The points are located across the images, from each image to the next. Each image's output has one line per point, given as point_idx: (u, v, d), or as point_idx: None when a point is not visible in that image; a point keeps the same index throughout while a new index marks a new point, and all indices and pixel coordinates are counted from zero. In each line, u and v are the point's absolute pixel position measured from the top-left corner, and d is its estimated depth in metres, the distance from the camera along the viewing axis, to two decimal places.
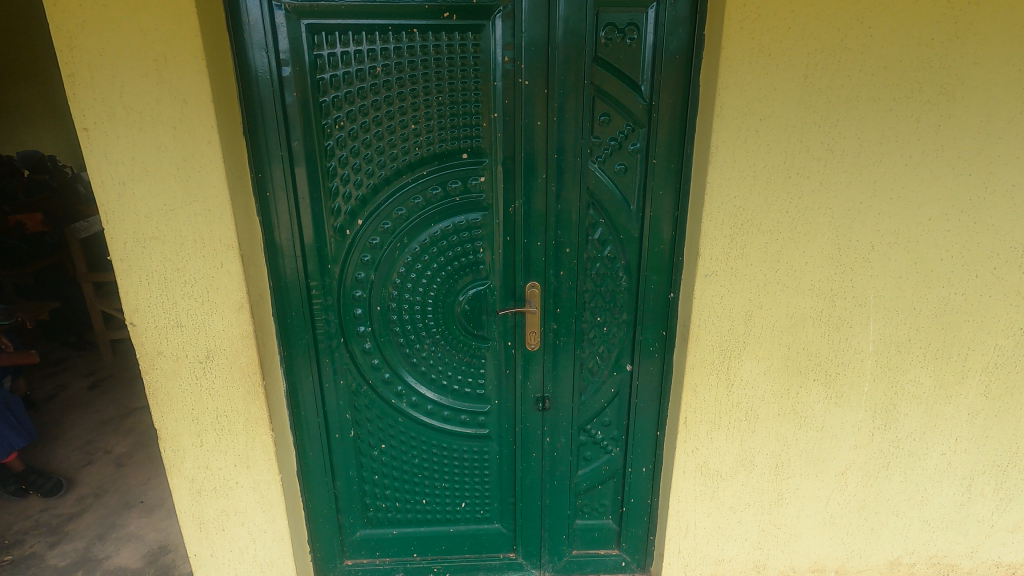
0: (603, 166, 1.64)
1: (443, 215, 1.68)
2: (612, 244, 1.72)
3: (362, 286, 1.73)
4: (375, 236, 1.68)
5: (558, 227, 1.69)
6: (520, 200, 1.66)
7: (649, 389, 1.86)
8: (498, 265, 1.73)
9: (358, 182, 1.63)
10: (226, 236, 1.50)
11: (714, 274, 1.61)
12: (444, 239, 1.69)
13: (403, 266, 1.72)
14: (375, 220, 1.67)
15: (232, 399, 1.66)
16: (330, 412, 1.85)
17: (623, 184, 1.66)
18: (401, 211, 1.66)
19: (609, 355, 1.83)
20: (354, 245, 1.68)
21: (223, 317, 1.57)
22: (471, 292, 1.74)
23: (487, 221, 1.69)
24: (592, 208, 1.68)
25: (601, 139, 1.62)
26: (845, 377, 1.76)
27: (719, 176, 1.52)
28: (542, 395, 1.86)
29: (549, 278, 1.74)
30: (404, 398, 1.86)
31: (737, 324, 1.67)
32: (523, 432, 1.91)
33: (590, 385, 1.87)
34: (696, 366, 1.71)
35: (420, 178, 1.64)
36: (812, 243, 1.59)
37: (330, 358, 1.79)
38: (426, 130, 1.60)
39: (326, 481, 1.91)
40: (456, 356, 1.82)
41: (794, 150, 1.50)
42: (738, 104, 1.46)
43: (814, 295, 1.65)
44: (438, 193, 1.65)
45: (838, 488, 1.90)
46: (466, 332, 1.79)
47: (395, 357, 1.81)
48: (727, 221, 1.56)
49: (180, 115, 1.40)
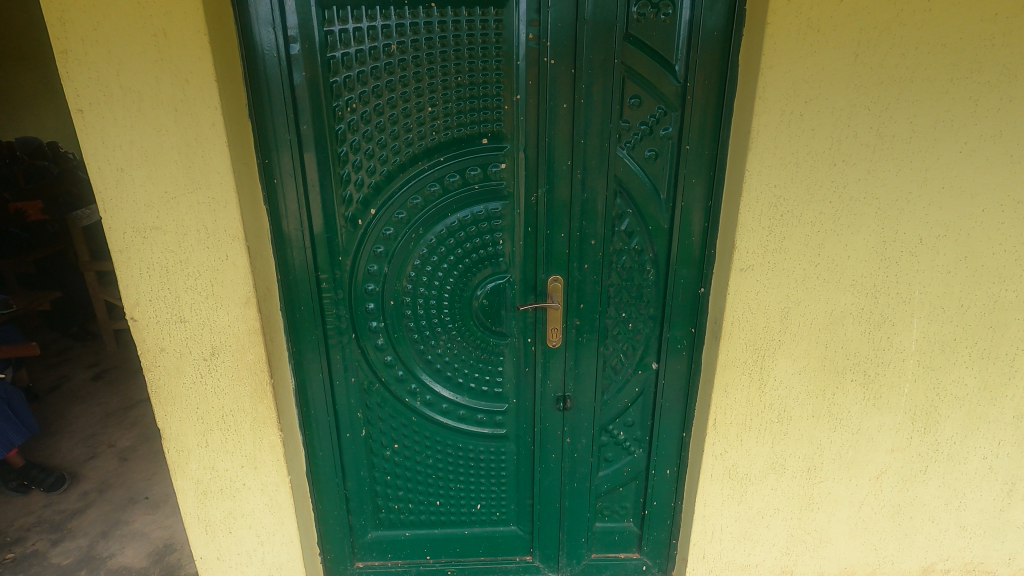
0: (632, 152, 1.54)
1: (461, 204, 1.58)
2: (640, 236, 1.62)
3: (375, 280, 1.63)
4: (389, 227, 1.58)
5: (583, 218, 1.59)
6: (543, 189, 1.56)
7: (675, 389, 1.77)
8: (519, 257, 1.63)
9: (371, 169, 1.53)
10: (231, 226, 1.41)
11: (750, 267, 1.51)
12: (462, 230, 1.60)
13: (418, 259, 1.62)
14: (389, 209, 1.57)
15: (238, 398, 1.57)
16: (341, 410, 1.77)
17: (653, 171, 1.56)
18: (417, 200, 1.57)
19: (633, 353, 1.74)
20: (367, 237, 1.59)
21: (229, 313, 1.48)
22: (489, 285, 1.65)
23: (508, 211, 1.58)
24: (620, 197, 1.58)
25: (631, 124, 1.52)
26: (885, 377, 1.66)
27: (759, 163, 1.41)
28: (562, 394, 1.77)
29: (573, 271, 1.64)
30: (418, 397, 1.78)
31: (773, 322, 1.57)
32: (543, 432, 1.82)
33: (613, 384, 1.78)
34: (727, 365, 1.62)
35: (437, 165, 1.54)
36: (856, 235, 1.49)
37: (341, 355, 1.71)
38: (443, 114, 1.50)
39: (337, 481, 1.84)
40: (473, 354, 1.73)
41: (841, 135, 1.39)
42: (782, 85, 1.35)
43: (856, 291, 1.55)
44: (456, 180, 1.55)
45: (871, 493, 1.81)
46: (484, 328, 1.70)
47: (409, 354, 1.72)
48: (766, 212, 1.46)
49: (181, 95, 1.30)
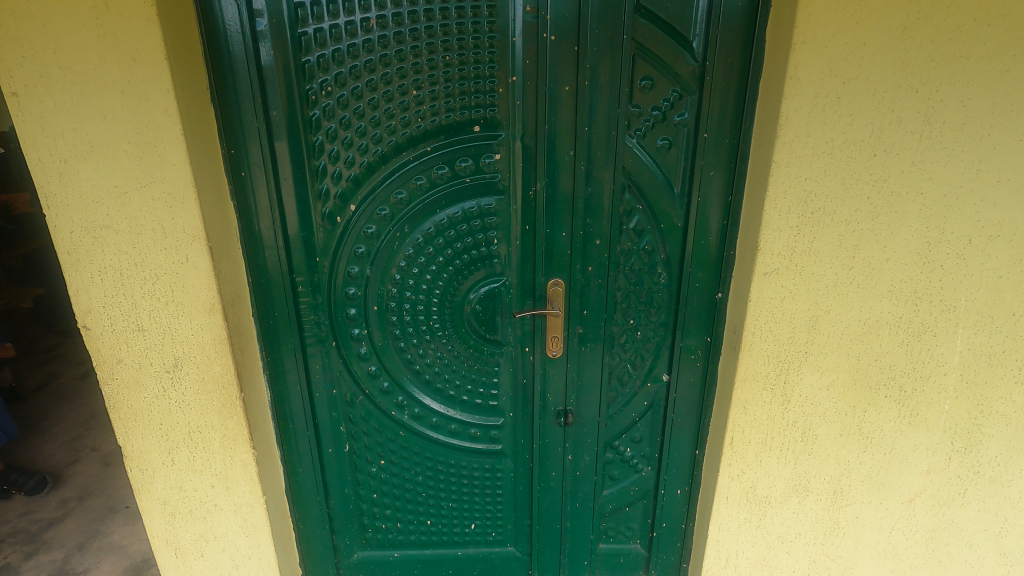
0: (642, 141, 1.37)
1: (450, 200, 1.41)
2: (651, 235, 1.45)
3: (357, 283, 1.48)
4: (371, 225, 1.42)
5: (587, 214, 1.42)
6: (542, 183, 1.40)
7: (688, 403, 1.61)
8: (515, 259, 1.47)
9: (350, 160, 1.36)
10: (190, 225, 1.25)
11: (775, 272, 1.34)
12: (451, 227, 1.44)
13: (403, 260, 1.46)
14: (370, 205, 1.41)
15: (206, 413, 1.43)
16: (322, 424, 1.63)
17: (666, 163, 1.39)
18: (401, 195, 1.40)
19: (642, 364, 1.59)
20: (346, 236, 1.43)
21: (192, 321, 1.33)
22: (483, 290, 1.49)
23: (503, 207, 1.42)
24: (628, 191, 1.41)
25: (642, 109, 1.35)
26: (922, 393, 1.49)
27: (788, 153, 1.24)
28: (564, 408, 1.62)
29: (575, 274, 1.48)
30: (406, 410, 1.63)
31: (799, 332, 1.40)
32: (542, 449, 1.67)
33: (619, 397, 1.62)
34: (747, 379, 1.45)
35: (424, 156, 1.38)
36: (896, 236, 1.32)
37: (321, 364, 1.56)
38: (430, 98, 1.33)
39: (319, 499, 1.70)
40: (466, 364, 1.58)
41: (883, 121, 1.22)
42: (817, 63, 1.17)
43: (893, 298, 1.38)
44: (445, 172, 1.39)
45: (904, 518, 1.64)
46: (478, 336, 1.54)
47: (395, 364, 1.57)
48: (795, 209, 1.28)
49: (128, 76, 1.13)
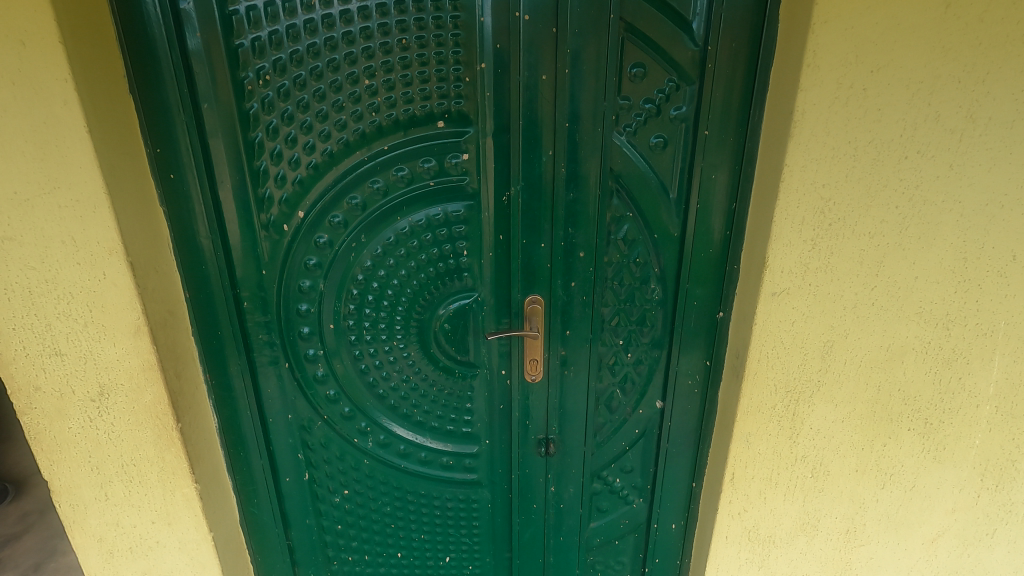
0: (633, 139, 1.18)
1: (413, 206, 1.24)
2: (643, 246, 1.27)
3: (310, 299, 1.31)
4: (323, 234, 1.25)
5: (570, 223, 1.24)
6: (517, 187, 1.21)
7: (684, 431, 1.44)
8: (488, 272, 1.29)
9: (295, 161, 1.19)
10: (105, 236, 1.07)
11: (785, 292, 1.16)
12: (414, 237, 1.26)
13: (360, 273, 1.29)
14: (321, 211, 1.23)
15: (139, 445, 1.27)
16: (278, 451, 1.47)
17: (661, 164, 1.20)
18: (356, 200, 1.22)
19: (633, 388, 1.42)
20: (294, 246, 1.26)
21: (117, 345, 1.16)
22: (452, 307, 1.32)
23: (474, 214, 1.24)
24: (617, 197, 1.22)
25: (632, 102, 1.16)
26: (951, 426, 1.32)
27: (804, 155, 1.05)
28: (545, 436, 1.45)
29: (557, 290, 1.30)
30: (370, 437, 1.46)
31: (811, 359, 1.23)
32: (522, 479, 1.50)
33: (607, 425, 1.45)
34: (751, 410, 1.28)
35: (380, 155, 1.19)
36: (928, 251, 1.13)
37: (274, 387, 1.40)
38: (386, 88, 1.14)
39: (278, 531, 1.55)
40: (435, 388, 1.41)
41: (917, 118, 1.03)
42: (842, 47, 0.98)
43: (921, 321, 1.20)
44: (405, 174, 1.21)
45: (924, 560, 1.46)
46: (448, 358, 1.37)
47: (356, 388, 1.40)
48: (810, 220, 1.10)
49: (19, 61, 0.95)
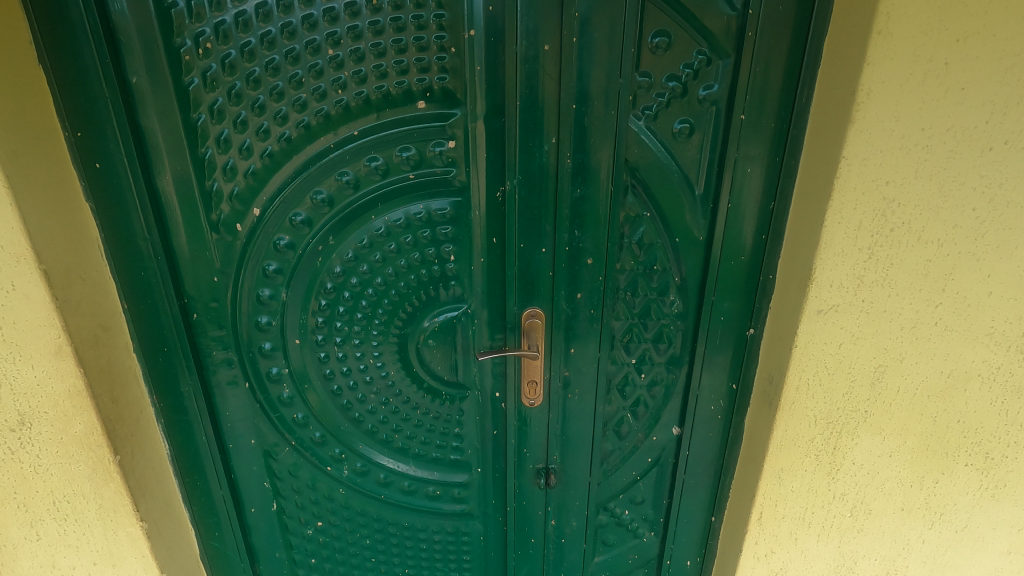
0: (653, 124, 0.98)
1: (390, 204, 1.04)
2: (661, 252, 1.07)
3: (270, 311, 1.12)
4: (283, 236, 1.06)
5: (576, 225, 1.04)
6: (513, 181, 1.01)
7: (704, 460, 1.27)
8: (479, 280, 1.10)
9: (246, 148, 0.99)
10: (8, 238, 0.86)
11: (833, 309, 0.97)
12: (392, 239, 1.06)
13: (329, 282, 1.09)
14: (280, 209, 1.04)
15: (72, 481, 1.08)
16: (242, 479, 1.29)
17: (685, 155, 1.01)
18: (321, 195, 1.03)
19: (645, 413, 1.23)
20: (250, 250, 1.06)
21: (36, 368, 0.97)
22: (438, 320, 1.13)
23: (461, 213, 1.04)
24: (632, 194, 1.03)
25: (653, 79, 0.96)
26: (1013, 462, 1.13)
27: (868, 145, 0.85)
28: (545, 465, 1.27)
29: (560, 302, 1.11)
30: (345, 465, 1.28)
31: (858, 387, 1.04)
32: (518, 512, 1.32)
33: (616, 452, 1.27)
34: (786, 444, 1.10)
35: (348, 143, 1.00)
36: (1008, 262, 0.94)
37: (234, 410, 1.22)
38: (354, 60, 0.94)
39: (244, 567, 1.37)
40: (418, 411, 1.22)
41: (1007, 100, 0.83)
42: (923, 8, 0.77)
43: (991, 343, 1.01)
44: (379, 165, 1.01)
45: None
46: (433, 378, 1.19)
47: (328, 411, 1.22)
48: (869, 224, 0.90)
49: None
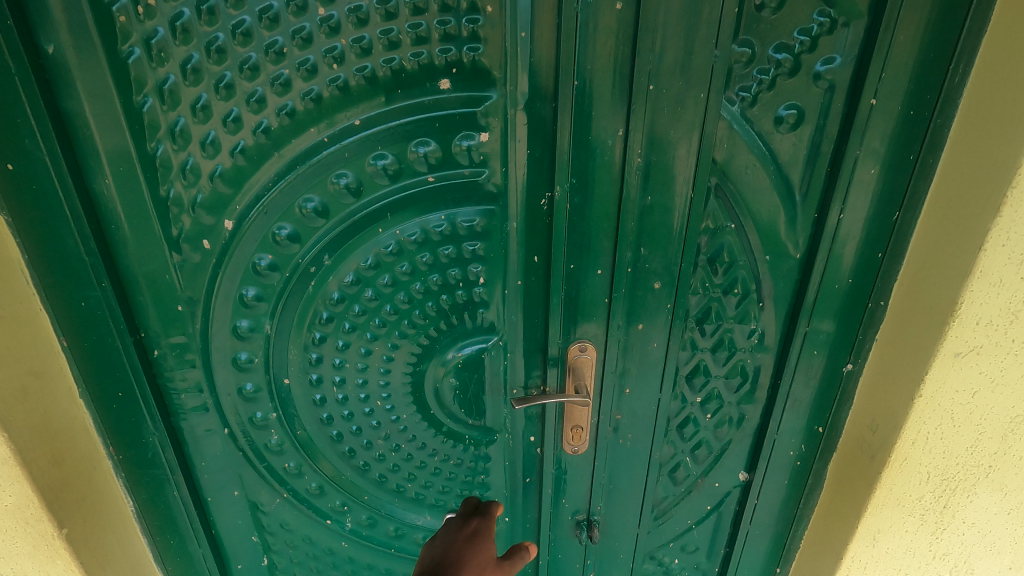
0: (749, 111, 0.75)
1: (402, 215, 0.80)
2: (745, 272, 0.86)
3: (252, 346, 0.89)
4: (265, 255, 0.82)
5: (641, 240, 0.82)
6: (564, 185, 0.78)
7: (773, 509, 1.07)
8: (516, 307, 0.87)
9: (210, 143, 0.74)
10: None
11: (975, 351, 0.75)
12: (405, 258, 0.83)
13: (324, 311, 0.86)
14: (259, 221, 0.80)
15: (10, 558, 0.82)
16: (225, 534, 1.08)
17: (787, 151, 0.77)
18: (312, 203, 0.79)
19: (707, 456, 1.03)
20: (222, 273, 0.83)
21: None
22: (463, 355, 0.91)
23: (494, 225, 0.81)
24: (715, 200, 0.80)
25: (754, 51, 0.72)
26: None
27: None
28: (586, 516, 1.07)
29: (615, 334, 0.89)
30: (349, 516, 1.08)
31: (986, 440, 0.84)
32: (552, 566, 1.13)
33: (669, 500, 1.07)
34: (889, 503, 0.89)
35: (347, 136, 0.75)
36: None
37: (211, 459, 1.00)
38: (354, 23, 0.69)
39: None
40: (436, 458, 1.02)
41: None
42: None
43: None
44: (388, 164, 0.77)
45: None
46: (455, 420, 0.97)
47: (327, 459, 1.01)
48: None
49: None
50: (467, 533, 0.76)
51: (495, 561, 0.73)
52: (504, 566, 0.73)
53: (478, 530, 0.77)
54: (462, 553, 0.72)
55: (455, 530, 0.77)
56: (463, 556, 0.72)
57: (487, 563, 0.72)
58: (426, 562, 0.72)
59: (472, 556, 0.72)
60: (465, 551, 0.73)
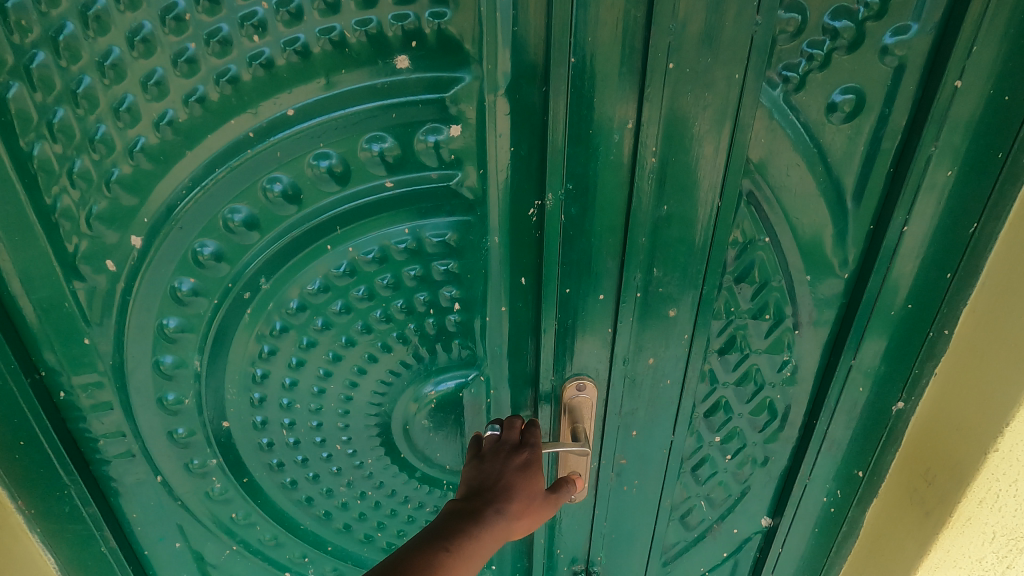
0: (795, 96, 0.59)
1: (355, 229, 0.64)
2: (779, 295, 0.70)
3: (180, 386, 0.73)
4: (186, 279, 0.66)
5: (653, 258, 0.66)
6: (558, 191, 0.62)
7: (800, 558, 0.93)
8: (500, 337, 0.72)
9: (101, 140, 0.58)
10: None
11: None
12: (361, 281, 0.67)
13: (265, 344, 0.71)
14: (173, 238, 0.63)
15: None
16: None
17: (840, 147, 0.61)
18: (239, 215, 0.62)
19: (724, 500, 0.89)
20: (133, 300, 0.67)
21: None
22: (438, 393, 0.76)
23: (470, 240, 0.65)
24: (747, 209, 0.64)
25: (804, 18, 0.55)
26: None
27: None
28: (584, 567, 0.93)
29: (620, 368, 0.73)
30: (311, 568, 0.94)
31: None
32: None
33: (680, 547, 0.93)
34: (943, 566, 0.75)
35: (278, 130, 0.58)
36: None
37: (144, 510, 0.84)
38: None
39: None
40: (409, 505, 0.87)
41: None
42: None
43: None
44: (334, 165, 0.60)
45: None
46: (431, 465, 0.83)
47: (281, 507, 0.86)
48: None
49: None
50: (520, 461, 0.67)
51: (543, 493, 0.67)
52: (548, 497, 0.68)
53: (531, 456, 0.68)
54: (514, 481, 0.65)
55: (506, 455, 0.69)
56: (515, 483, 0.65)
57: (535, 494, 0.66)
58: (472, 482, 0.65)
59: (524, 487, 0.65)
60: (516, 481, 0.65)
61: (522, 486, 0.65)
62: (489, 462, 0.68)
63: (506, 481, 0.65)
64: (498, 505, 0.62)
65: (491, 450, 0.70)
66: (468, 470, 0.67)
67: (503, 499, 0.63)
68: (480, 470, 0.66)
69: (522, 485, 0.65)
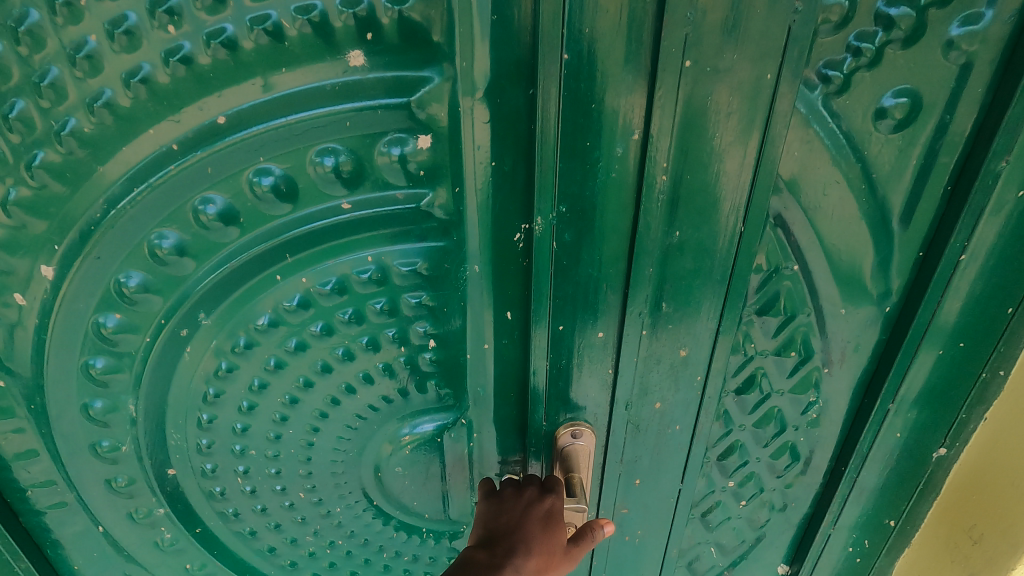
0: (835, 100, 0.48)
1: (309, 257, 0.54)
2: (807, 330, 0.60)
3: (115, 432, 0.63)
4: (111, 315, 0.56)
5: (662, 290, 0.56)
6: (549, 214, 0.51)
7: None
8: (482, 378, 0.62)
9: None
10: None
11: None
12: (318, 316, 0.57)
13: (210, 386, 0.61)
14: (91, 268, 0.53)
15: None
16: None
17: (886, 160, 0.51)
18: (168, 241, 0.52)
19: (737, 547, 0.80)
20: (50, 339, 0.57)
21: None
22: (413, 438, 0.66)
23: (446, 270, 0.55)
24: (775, 233, 0.54)
25: (851, 4, 0.45)
26: None
27: None
28: None
29: (622, 412, 0.64)
30: None
31: None
32: None
33: None
34: None
35: (207, 141, 0.48)
36: None
37: (86, 563, 0.75)
38: None
39: None
40: (385, 554, 0.78)
41: None
42: None
43: None
44: (278, 183, 0.50)
45: None
46: (408, 513, 0.73)
47: (242, 557, 0.77)
48: None
49: None
50: (540, 508, 0.60)
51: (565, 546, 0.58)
52: (569, 551, 0.58)
53: (554, 504, 0.60)
54: (531, 532, 0.57)
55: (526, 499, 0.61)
56: (534, 535, 0.57)
57: (555, 548, 0.57)
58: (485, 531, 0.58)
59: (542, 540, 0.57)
60: (535, 530, 0.57)
61: (540, 540, 0.57)
62: (507, 504, 0.60)
63: (523, 532, 0.57)
64: (511, 560, 0.55)
65: (511, 490, 0.62)
66: (484, 515, 0.60)
67: (516, 554, 0.55)
68: (495, 516, 0.59)
69: (540, 537, 0.57)
